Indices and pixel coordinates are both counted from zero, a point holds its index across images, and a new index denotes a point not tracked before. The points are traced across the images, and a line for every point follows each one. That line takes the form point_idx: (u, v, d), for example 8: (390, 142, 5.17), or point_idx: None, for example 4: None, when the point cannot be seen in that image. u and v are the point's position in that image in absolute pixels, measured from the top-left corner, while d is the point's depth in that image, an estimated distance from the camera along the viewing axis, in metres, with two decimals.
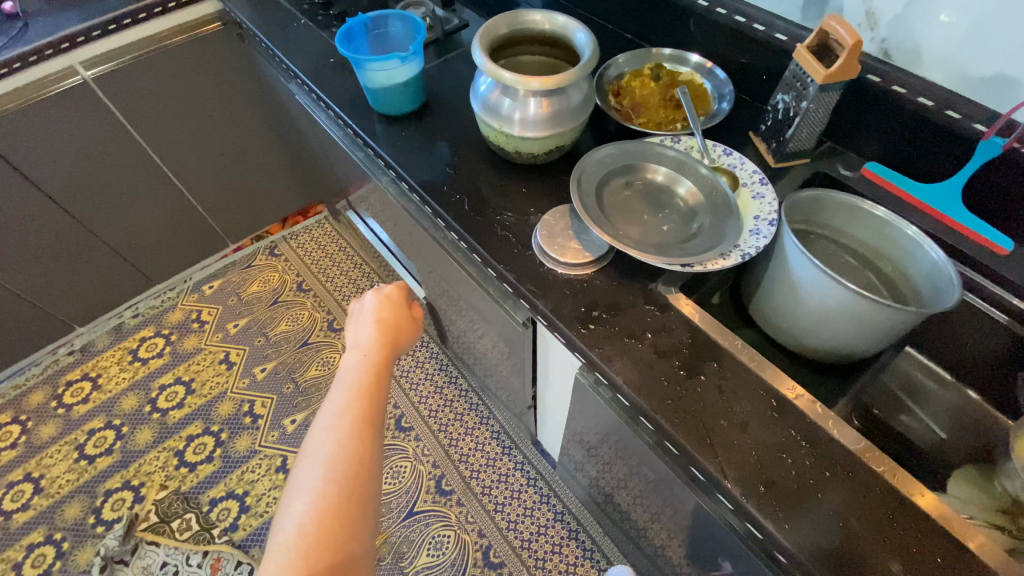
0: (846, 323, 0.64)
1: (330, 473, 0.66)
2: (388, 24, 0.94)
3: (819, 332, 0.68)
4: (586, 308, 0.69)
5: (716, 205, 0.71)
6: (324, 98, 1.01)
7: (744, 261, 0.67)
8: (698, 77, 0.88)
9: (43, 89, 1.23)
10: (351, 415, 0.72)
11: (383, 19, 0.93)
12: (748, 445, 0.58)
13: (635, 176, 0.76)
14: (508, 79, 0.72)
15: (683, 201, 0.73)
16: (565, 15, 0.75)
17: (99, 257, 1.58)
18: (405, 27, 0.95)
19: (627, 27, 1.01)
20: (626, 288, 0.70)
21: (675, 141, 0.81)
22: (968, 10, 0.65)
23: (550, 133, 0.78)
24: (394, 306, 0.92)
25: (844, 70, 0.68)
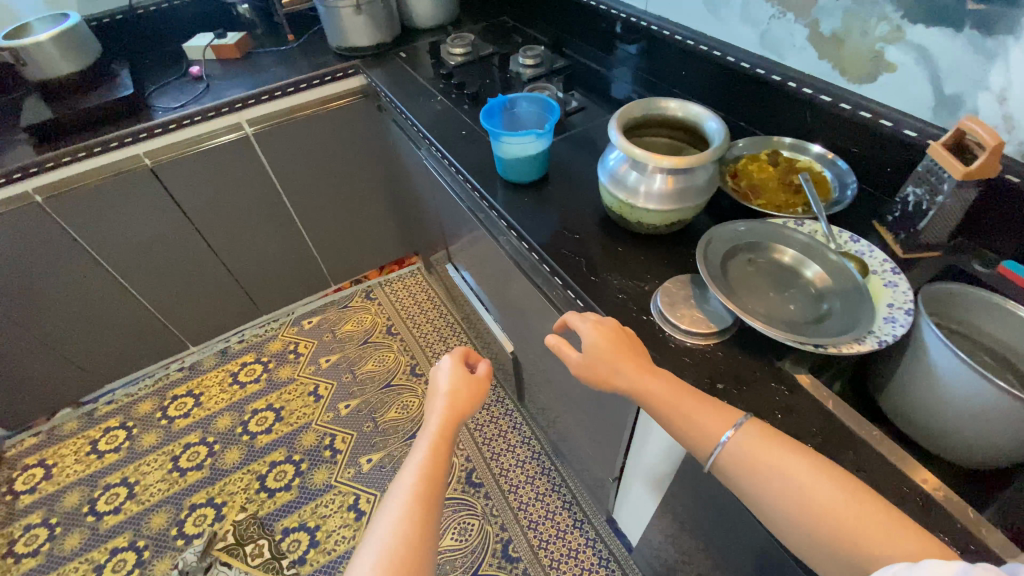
0: (995, 425, 0.60)
1: (383, 560, 0.65)
2: (519, 104, 1.04)
3: (963, 432, 0.63)
4: (709, 379, 0.69)
5: (847, 289, 0.70)
6: (453, 162, 1.13)
7: (880, 347, 0.65)
8: (818, 165, 0.91)
9: (214, 139, 1.46)
10: (408, 500, 0.72)
11: (517, 100, 1.03)
12: None
13: (759, 254, 0.78)
14: (639, 155, 0.78)
15: (810, 283, 0.73)
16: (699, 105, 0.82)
17: (222, 284, 1.76)
18: (536, 108, 1.05)
19: (741, 115, 1.07)
20: (751, 364, 0.70)
21: (799, 224, 0.82)
22: None
23: (673, 207, 0.81)
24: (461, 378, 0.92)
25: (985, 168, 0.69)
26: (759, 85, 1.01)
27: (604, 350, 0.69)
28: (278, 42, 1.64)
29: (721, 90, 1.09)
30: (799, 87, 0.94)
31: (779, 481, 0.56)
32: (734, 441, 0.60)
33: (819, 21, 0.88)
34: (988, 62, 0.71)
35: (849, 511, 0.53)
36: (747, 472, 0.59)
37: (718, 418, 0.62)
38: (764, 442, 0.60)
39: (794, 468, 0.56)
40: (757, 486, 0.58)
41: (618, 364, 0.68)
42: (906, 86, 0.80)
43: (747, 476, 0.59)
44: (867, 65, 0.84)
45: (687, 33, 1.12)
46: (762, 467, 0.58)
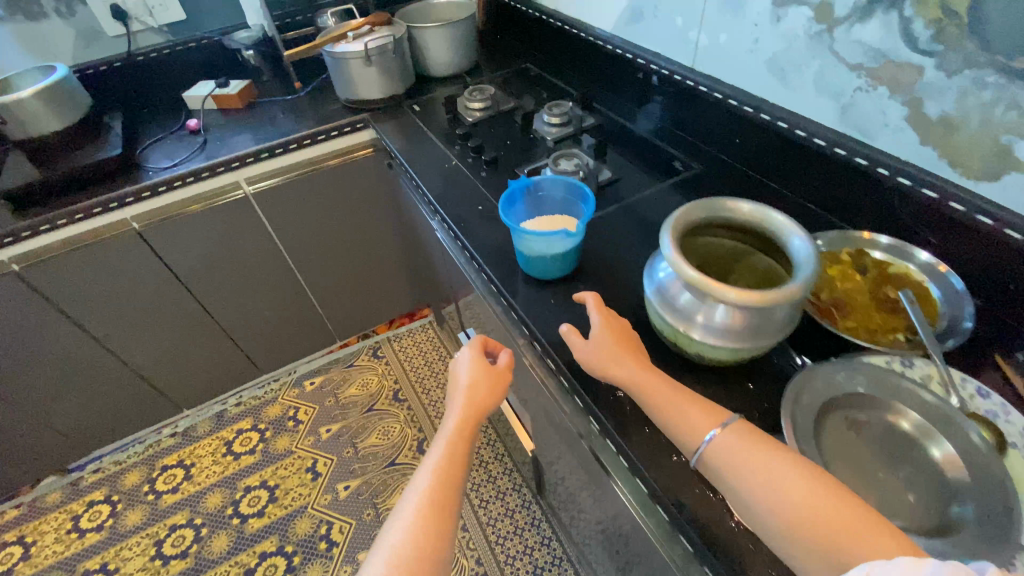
0: None
1: None
2: (547, 187, 0.89)
3: None
4: None
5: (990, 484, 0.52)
6: (468, 246, 0.97)
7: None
8: (920, 276, 0.72)
9: (209, 200, 1.34)
10: (415, 523, 0.63)
11: (543, 183, 0.88)
12: None
13: (861, 409, 0.61)
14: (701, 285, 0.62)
15: (932, 463, 0.56)
16: (785, 215, 0.63)
17: (219, 346, 1.63)
18: (566, 192, 0.88)
19: (810, 196, 0.90)
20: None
21: (907, 364, 0.65)
22: None
23: (743, 346, 0.65)
24: (479, 371, 0.81)
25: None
26: (836, 165, 0.83)
27: (611, 339, 0.70)
28: (284, 89, 1.53)
29: (785, 166, 0.93)
30: (893, 175, 0.76)
31: (766, 476, 0.53)
32: (719, 439, 0.57)
33: (923, 100, 0.70)
34: None
35: (835, 516, 0.48)
36: (726, 471, 0.55)
37: (708, 414, 0.60)
38: (753, 441, 0.56)
39: (768, 464, 0.53)
40: (742, 480, 0.54)
41: (620, 354, 0.68)
42: None
43: (733, 474, 0.55)
44: (990, 159, 0.66)
45: (744, 98, 0.96)
46: (754, 467, 0.54)
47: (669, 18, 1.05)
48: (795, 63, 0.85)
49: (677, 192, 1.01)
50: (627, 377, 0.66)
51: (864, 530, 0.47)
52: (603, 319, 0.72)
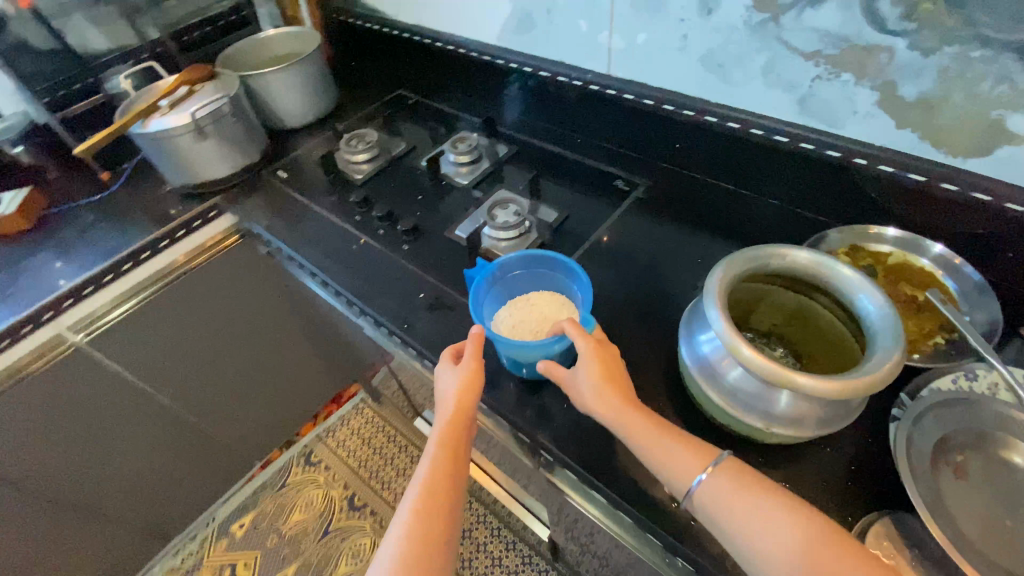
0: None
1: None
2: (512, 266, 0.73)
3: None
4: None
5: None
6: (423, 352, 0.76)
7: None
8: (929, 269, 0.69)
9: (15, 375, 0.92)
10: None
11: (507, 264, 0.72)
12: None
13: (966, 449, 0.54)
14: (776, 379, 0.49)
15: None
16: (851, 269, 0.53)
17: (100, 538, 1.23)
18: (537, 266, 0.73)
19: (773, 194, 0.85)
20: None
21: (970, 378, 0.60)
22: None
23: (821, 430, 0.54)
24: (453, 377, 0.64)
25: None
26: (802, 161, 0.77)
27: (596, 373, 0.57)
28: (88, 186, 1.14)
29: (741, 164, 0.85)
30: (869, 163, 0.71)
31: (759, 519, 0.45)
32: (709, 483, 0.49)
33: (896, 82, 0.64)
34: None
35: (837, 565, 0.42)
36: (718, 520, 0.47)
37: (695, 450, 0.51)
38: (744, 480, 0.48)
39: (765, 512, 0.45)
40: (730, 521, 0.47)
41: (603, 391, 0.56)
42: None
43: (721, 522, 0.47)
44: (979, 135, 0.62)
45: (679, 100, 0.85)
46: (746, 511, 0.46)
47: (570, 22, 0.90)
48: (736, 57, 0.76)
49: (636, 217, 0.89)
50: (610, 421, 0.55)
51: None
52: (587, 347, 0.58)
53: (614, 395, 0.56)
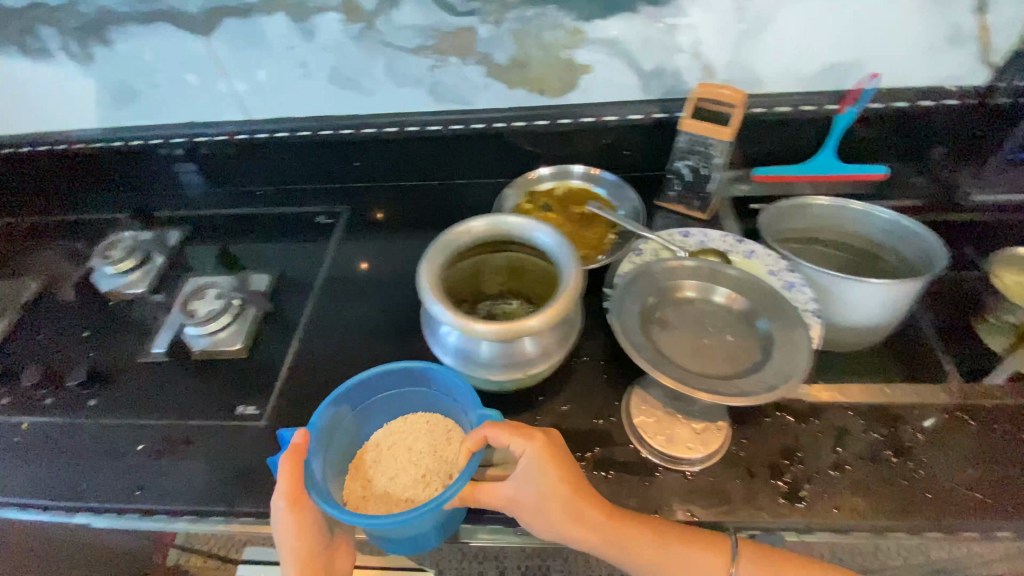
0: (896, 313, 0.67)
1: None
2: (372, 388, 0.62)
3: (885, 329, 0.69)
4: (779, 477, 0.58)
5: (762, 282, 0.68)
6: (175, 508, 0.61)
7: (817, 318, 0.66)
8: (585, 186, 0.84)
9: None
10: None
11: (361, 388, 0.60)
12: (1002, 472, 0.57)
13: (667, 302, 0.69)
14: (512, 330, 0.55)
15: (721, 306, 0.68)
16: (512, 217, 0.63)
17: None
18: (398, 383, 0.63)
19: (455, 174, 0.90)
20: (782, 426, 0.61)
21: (640, 253, 0.76)
22: (784, 37, 0.73)
23: (565, 348, 0.62)
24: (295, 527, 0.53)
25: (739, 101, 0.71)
26: (461, 140, 0.85)
27: (546, 478, 0.51)
28: None
29: (415, 160, 0.89)
30: (508, 124, 0.82)
31: None
32: None
33: (490, 54, 0.75)
34: (670, 31, 0.72)
35: None
36: None
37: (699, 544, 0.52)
38: (766, 562, 0.52)
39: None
40: None
41: (578, 508, 0.51)
42: (608, 79, 0.78)
43: None
44: (562, 74, 0.78)
45: (333, 122, 0.85)
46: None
47: (176, 78, 0.82)
48: (359, 72, 0.79)
49: (348, 244, 0.86)
50: (592, 539, 0.51)
51: None
52: (536, 448, 0.52)
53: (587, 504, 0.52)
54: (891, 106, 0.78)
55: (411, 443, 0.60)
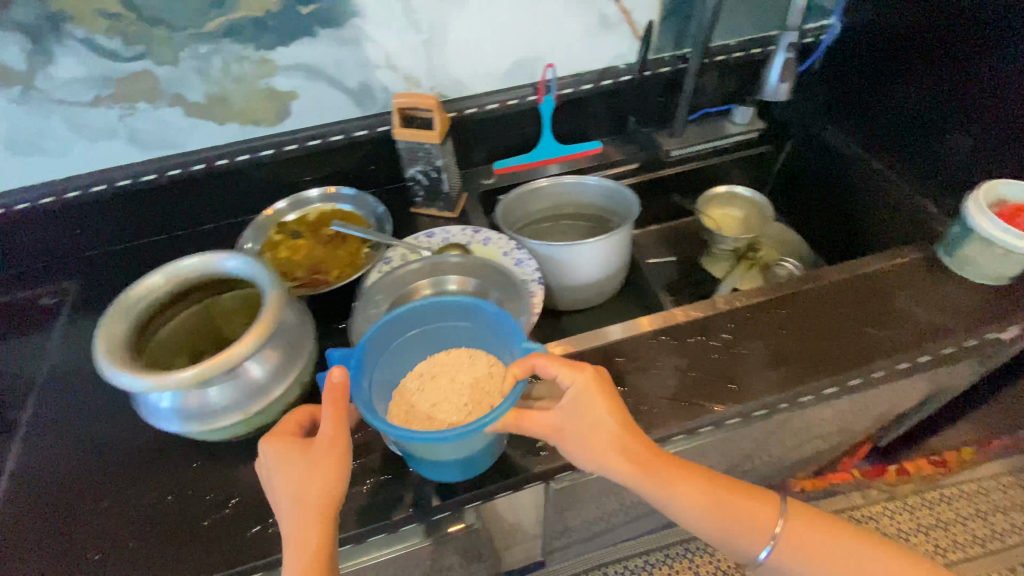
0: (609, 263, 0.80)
1: None
2: (398, 329, 0.63)
3: (607, 277, 0.82)
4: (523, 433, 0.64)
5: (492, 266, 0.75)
6: None
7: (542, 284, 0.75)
8: (330, 205, 0.86)
9: None
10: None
11: (414, 313, 0.63)
12: (696, 373, 0.68)
13: (409, 304, 0.72)
14: (219, 364, 0.54)
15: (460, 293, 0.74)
16: (190, 257, 0.62)
17: None
18: (441, 317, 0.65)
19: (197, 219, 0.87)
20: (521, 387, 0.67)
21: (388, 259, 0.78)
22: (466, 41, 0.80)
23: (300, 363, 0.62)
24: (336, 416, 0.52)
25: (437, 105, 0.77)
26: (189, 184, 0.82)
27: (593, 408, 0.53)
28: None
29: (143, 211, 0.83)
30: (234, 159, 0.82)
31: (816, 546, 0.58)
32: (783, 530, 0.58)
33: (181, 93, 0.75)
34: (358, 48, 0.76)
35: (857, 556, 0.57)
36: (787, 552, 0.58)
37: (742, 496, 0.58)
38: (802, 523, 0.58)
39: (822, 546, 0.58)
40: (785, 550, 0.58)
41: (627, 444, 0.53)
42: (320, 101, 0.81)
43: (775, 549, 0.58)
44: (270, 103, 0.79)
45: (32, 192, 0.78)
46: (809, 555, 0.58)
47: None
48: (38, 133, 0.74)
49: (79, 317, 0.78)
50: (625, 479, 0.54)
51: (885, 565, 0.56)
52: (585, 380, 0.54)
53: (636, 441, 0.54)
54: (580, 89, 0.91)
55: (453, 372, 0.63)
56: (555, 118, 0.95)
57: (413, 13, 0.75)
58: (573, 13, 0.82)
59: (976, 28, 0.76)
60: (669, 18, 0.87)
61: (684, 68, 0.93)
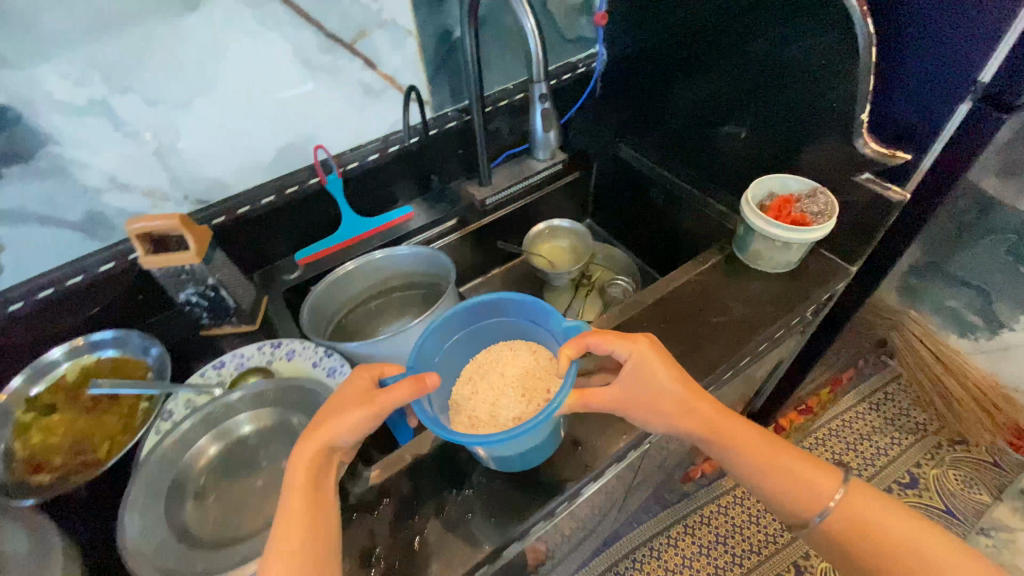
0: None
1: None
2: (445, 335, 0.66)
3: None
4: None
5: (297, 387, 0.66)
6: None
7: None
8: (89, 358, 0.72)
9: None
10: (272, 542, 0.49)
11: (462, 315, 0.66)
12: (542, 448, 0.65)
13: (204, 467, 0.62)
14: None
15: (266, 431, 0.65)
16: None
17: None
18: (477, 321, 0.68)
19: None
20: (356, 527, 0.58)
21: (168, 414, 0.66)
22: (211, 142, 0.71)
23: None
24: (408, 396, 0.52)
25: (186, 223, 0.66)
26: None
27: (657, 374, 0.59)
28: None
29: None
30: None
31: (874, 522, 0.58)
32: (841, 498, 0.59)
33: None
34: (68, 178, 0.64)
35: (918, 537, 0.56)
36: (841, 523, 0.58)
37: (795, 460, 0.61)
38: (861, 492, 0.60)
39: (880, 520, 0.58)
40: (839, 522, 0.58)
41: (693, 404, 0.60)
42: (40, 245, 0.67)
43: (833, 520, 0.59)
44: None
45: None
46: (860, 530, 0.58)
47: None
48: None
49: None
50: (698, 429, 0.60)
51: (940, 545, 0.56)
52: (641, 351, 0.59)
53: (704, 404, 0.60)
54: (367, 160, 0.85)
55: (501, 368, 0.67)
56: (350, 193, 0.87)
57: (126, 126, 0.64)
58: (329, 89, 0.76)
59: (704, 39, 0.82)
60: (438, 75, 0.84)
61: (469, 119, 0.92)
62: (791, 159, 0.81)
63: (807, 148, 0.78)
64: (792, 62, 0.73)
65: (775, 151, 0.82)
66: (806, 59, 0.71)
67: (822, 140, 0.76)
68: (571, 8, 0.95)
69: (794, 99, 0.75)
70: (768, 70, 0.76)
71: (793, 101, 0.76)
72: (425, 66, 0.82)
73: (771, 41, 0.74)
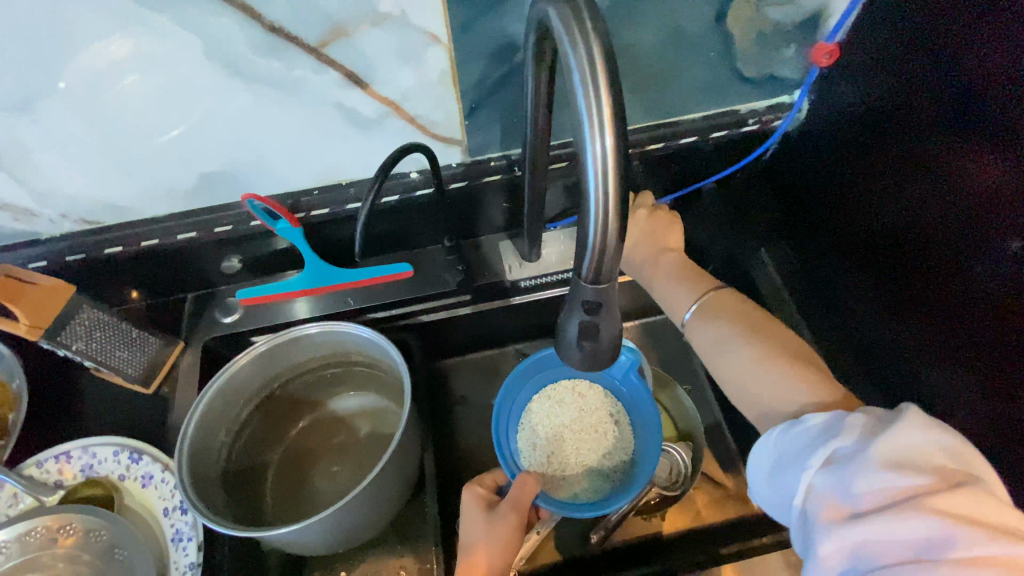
0: (349, 515, 0.53)
1: None
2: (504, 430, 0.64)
3: (356, 522, 0.55)
4: None
5: (127, 547, 0.49)
6: None
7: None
8: None
9: None
10: None
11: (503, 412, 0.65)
12: None
13: None
14: None
15: None
16: None
17: None
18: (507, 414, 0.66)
19: None
20: None
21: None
22: (88, 158, 0.46)
23: None
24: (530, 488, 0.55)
25: (8, 292, 0.46)
26: None
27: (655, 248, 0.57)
28: None
29: None
30: None
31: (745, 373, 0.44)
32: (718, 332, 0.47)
33: None
34: None
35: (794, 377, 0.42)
36: (733, 366, 0.45)
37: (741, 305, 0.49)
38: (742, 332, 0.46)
39: (753, 366, 0.44)
40: (726, 359, 0.46)
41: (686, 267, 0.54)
42: None
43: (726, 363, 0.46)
44: None
45: None
46: (737, 362, 0.45)
47: None
48: None
49: None
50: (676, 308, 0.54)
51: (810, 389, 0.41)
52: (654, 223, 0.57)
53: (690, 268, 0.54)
54: (344, 209, 0.55)
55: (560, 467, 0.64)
56: (318, 237, 0.59)
57: None
58: (285, 114, 0.46)
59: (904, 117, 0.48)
60: (479, 106, 0.50)
61: (518, 176, 0.57)
62: (931, 394, 0.48)
63: (961, 382, 0.45)
64: (953, 216, 0.45)
65: (914, 359, 0.50)
66: (976, 219, 0.43)
67: (989, 386, 0.43)
68: (774, 30, 0.51)
69: (949, 279, 0.46)
70: (917, 219, 0.48)
71: (946, 282, 0.46)
72: (461, 95, 0.48)
73: (927, 178, 0.47)
